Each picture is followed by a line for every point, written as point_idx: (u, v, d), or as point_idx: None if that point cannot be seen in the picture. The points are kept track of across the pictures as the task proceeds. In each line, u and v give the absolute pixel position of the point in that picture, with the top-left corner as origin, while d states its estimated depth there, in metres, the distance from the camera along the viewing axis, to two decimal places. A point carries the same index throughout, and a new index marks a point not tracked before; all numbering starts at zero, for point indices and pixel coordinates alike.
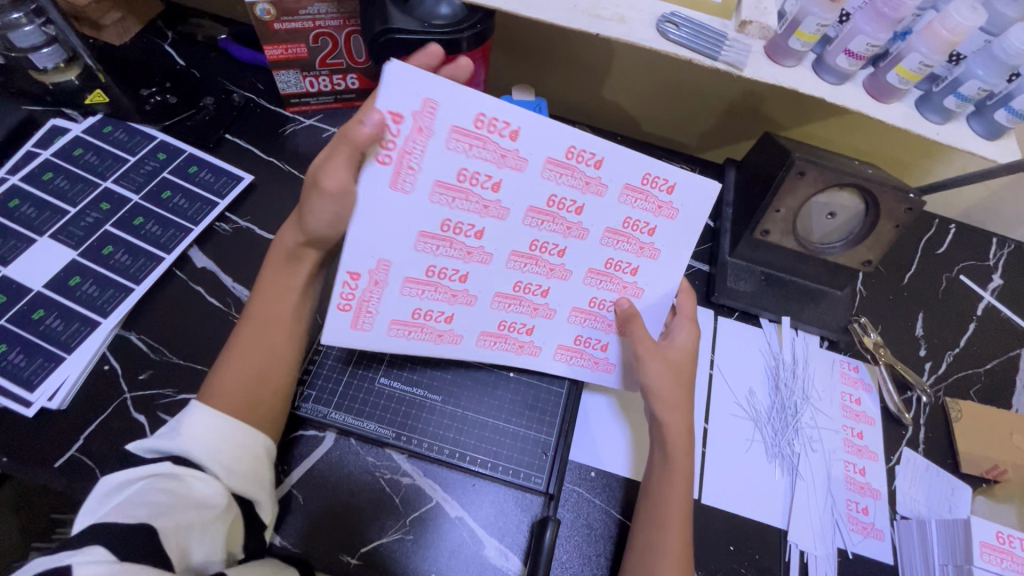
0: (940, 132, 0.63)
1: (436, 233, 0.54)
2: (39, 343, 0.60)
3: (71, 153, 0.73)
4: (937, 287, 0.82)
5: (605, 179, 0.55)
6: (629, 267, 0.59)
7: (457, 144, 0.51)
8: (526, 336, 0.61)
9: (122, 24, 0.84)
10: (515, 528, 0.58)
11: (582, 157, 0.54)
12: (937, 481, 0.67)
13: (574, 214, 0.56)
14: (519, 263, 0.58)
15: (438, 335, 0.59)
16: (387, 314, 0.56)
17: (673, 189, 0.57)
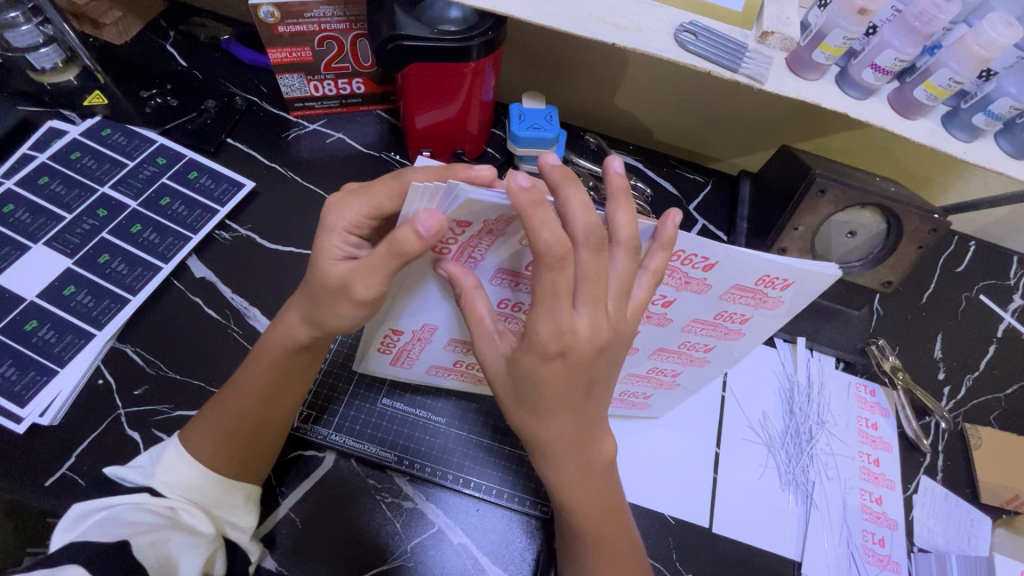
0: (967, 150, 0.61)
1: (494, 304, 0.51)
2: (32, 356, 0.59)
3: (68, 157, 0.71)
4: (956, 307, 0.80)
5: (710, 280, 0.50)
6: (703, 347, 0.57)
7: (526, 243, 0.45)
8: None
9: (123, 23, 0.81)
10: (519, 556, 0.56)
11: (690, 261, 0.48)
12: (956, 512, 0.65)
13: (660, 305, 0.53)
14: None
15: (476, 377, 0.60)
16: (428, 361, 0.58)
17: (789, 287, 0.49)
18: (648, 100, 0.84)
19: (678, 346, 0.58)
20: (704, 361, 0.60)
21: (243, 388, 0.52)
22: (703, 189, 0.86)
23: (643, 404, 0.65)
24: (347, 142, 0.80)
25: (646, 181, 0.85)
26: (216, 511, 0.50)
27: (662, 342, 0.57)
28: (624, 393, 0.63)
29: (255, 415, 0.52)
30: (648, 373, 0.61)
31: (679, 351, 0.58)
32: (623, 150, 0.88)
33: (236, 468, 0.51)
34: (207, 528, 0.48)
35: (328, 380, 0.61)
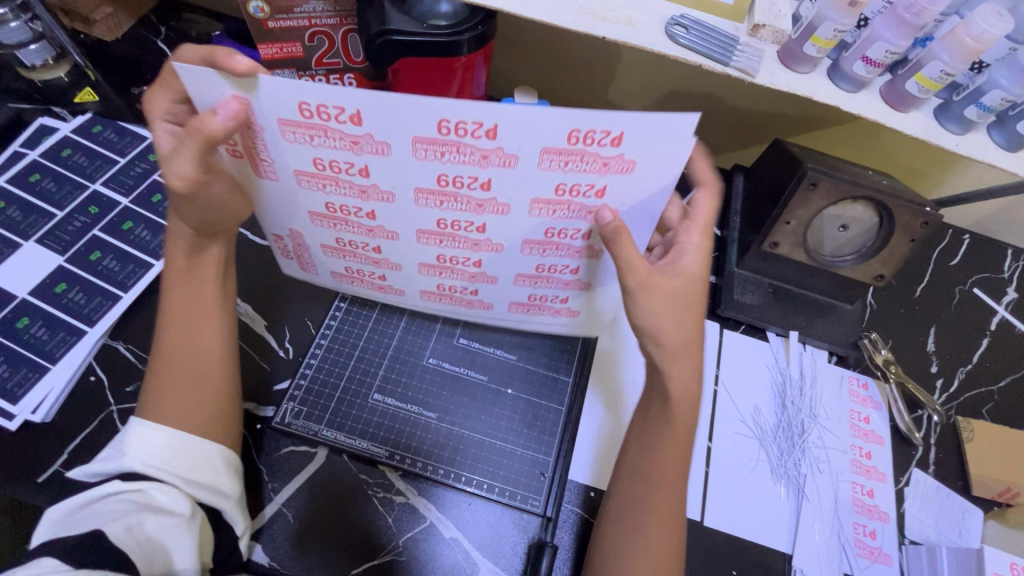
0: (959, 143, 0.61)
1: (312, 170, 0.47)
2: (24, 353, 0.59)
3: (59, 154, 0.70)
4: (949, 300, 0.80)
5: (506, 147, 0.42)
6: (565, 269, 0.55)
7: (427, 153, 0.44)
8: (368, 220, 0.52)
9: (113, 19, 0.81)
10: (511, 550, 0.56)
11: (575, 190, 0.45)
12: (948, 504, 0.65)
13: (480, 190, 0.46)
14: (430, 237, 0.53)
15: (379, 288, 0.63)
16: (317, 240, 0.57)
17: (625, 141, 0.41)
18: (641, 94, 0.84)
19: (537, 271, 0.55)
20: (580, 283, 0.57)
21: (182, 338, 0.53)
22: None
23: (567, 310, 0.61)
24: None
25: None
26: (194, 476, 0.48)
27: (417, 221, 0.51)
28: (528, 303, 0.61)
29: (197, 361, 0.52)
30: (529, 301, 0.60)
31: (543, 278, 0.56)
32: None
33: (199, 425, 0.50)
34: (183, 506, 0.46)
35: (319, 376, 0.61)
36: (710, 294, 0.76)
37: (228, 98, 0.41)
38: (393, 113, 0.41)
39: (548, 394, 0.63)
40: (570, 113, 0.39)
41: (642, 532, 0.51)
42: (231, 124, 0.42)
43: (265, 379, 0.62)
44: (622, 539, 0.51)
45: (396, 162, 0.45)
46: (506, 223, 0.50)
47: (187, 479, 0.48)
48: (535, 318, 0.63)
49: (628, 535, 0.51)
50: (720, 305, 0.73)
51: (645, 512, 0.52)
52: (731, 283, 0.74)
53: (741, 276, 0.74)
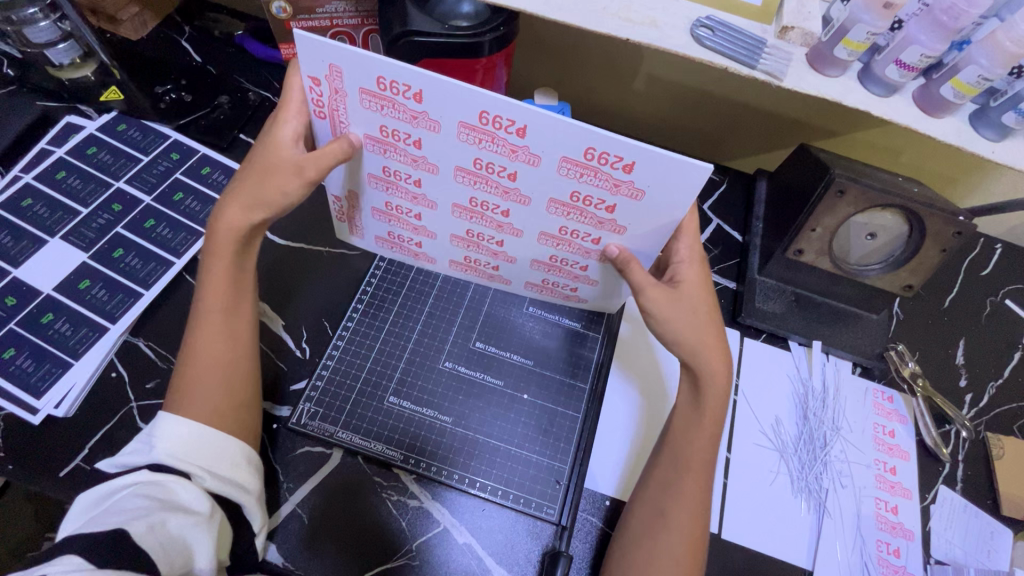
0: (995, 150, 0.59)
1: (380, 137, 0.51)
2: (48, 348, 0.60)
3: (85, 152, 0.71)
4: (980, 312, 0.77)
5: (533, 148, 0.47)
6: (587, 237, 0.54)
7: (467, 138, 0.48)
8: (415, 187, 0.56)
9: (139, 18, 0.82)
10: (524, 558, 0.55)
11: (603, 159, 0.46)
12: (976, 524, 0.63)
13: (507, 180, 0.51)
14: (462, 215, 0.57)
15: (414, 255, 0.66)
16: (368, 204, 0.60)
17: (634, 170, 0.46)
18: (662, 96, 0.82)
19: (560, 233, 0.55)
20: (600, 256, 0.57)
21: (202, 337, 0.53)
22: (718, 187, 0.84)
23: (576, 297, 0.64)
24: None
25: None
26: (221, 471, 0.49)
27: (453, 196, 0.55)
28: (547, 282, 0.63)
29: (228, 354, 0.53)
30: (545, 282, 0.63)
31: (566, 240, 0.56)
32: None
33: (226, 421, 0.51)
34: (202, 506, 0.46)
35: (336, 377, 0.61)
36: (730, 301, 0.74)
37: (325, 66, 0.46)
38: (452, 100, 0.45)
39: (563, 400, 0.62)
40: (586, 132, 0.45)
41: (675, 524, 0.52)
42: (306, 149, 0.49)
43: (281, 379, 0.62)
44: (648, 521, 0.52)
45: (444, 140, 0.49)
46: (529, 210, 0.53)
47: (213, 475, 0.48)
48: (550, 298, 0.66)
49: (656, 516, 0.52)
50: (741, 312, 0.72)
51: (677, 497, 0.53)
52: (752, 291, 0.73)
53: (763, 283, 0.73)
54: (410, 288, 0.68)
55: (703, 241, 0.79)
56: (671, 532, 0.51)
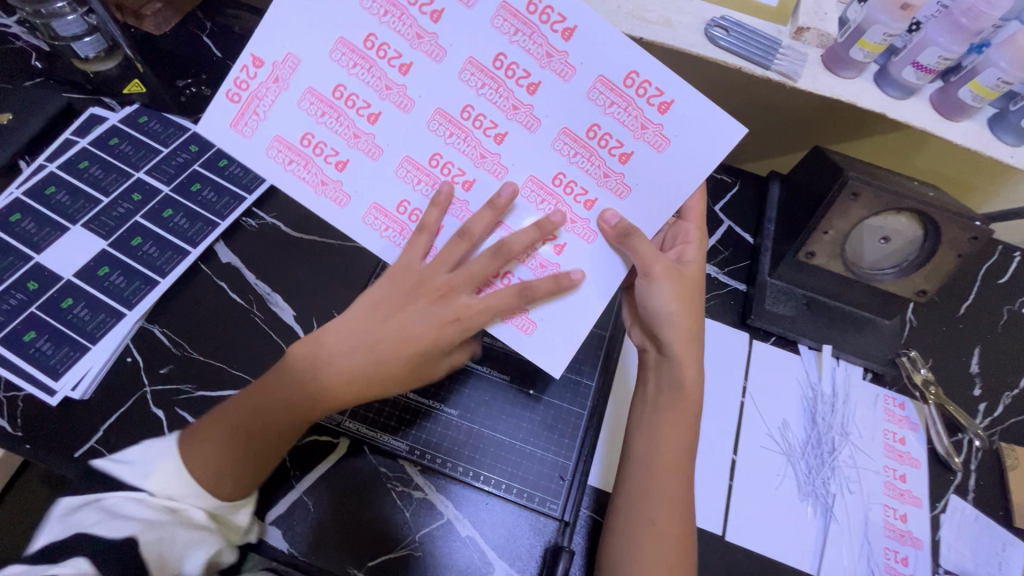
0: (1014, 154, 0.58)
1: (388, 4, 0.48)
2: (67, 332, 0.61)
3: (108, 142, 0.73)
4: (996, 320, 0.76)
5: (572, 56, 0.48)
6: (548, 234, 0.52)
7: (501, 25, 0.48)
8: (396, 72, 0.49)
9: (163, 14, 0.84)
10: (527, 553, 0.56)
11: (603, 139, 0.50)
12: (987, 535, 0.62)
13: (490, 139, 0.51)
14: (441, 127, 0.50)
15: (319, 182, 0.51)
16: (301, 79, 0.49)
17: (668, 109, 0.49)
18: None
19: (518, 224, 0.52)
20: (557, 270, 0.53)
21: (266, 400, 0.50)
22: (729, 189, 0.83)
23: (525, 316, 0.53)
24: None
25: None
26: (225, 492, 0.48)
27: (409, 147, 0.51)
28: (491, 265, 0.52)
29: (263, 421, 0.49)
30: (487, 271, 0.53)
31: (532, 216, 0.52)
32: None
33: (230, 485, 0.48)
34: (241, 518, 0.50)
35: None
36: (740, 302, 0.74)
37: None
38: None
39: (569, 396, 0.63)
40: (635, 54, 0.47)
41: (666, 530, 0.51)
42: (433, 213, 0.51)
43: None
44: (629, 522, 0.52)
45: (472, 20, 0.48)
46: (509, 175, 0.51)
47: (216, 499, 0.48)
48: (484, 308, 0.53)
49: (642, 525, 0.51)
50: (751, 314, 0.71)
51: (661, 501, 0.52)
52: (763, 293, 0.72)
53: (773, 285, 0.72)
54: None
55: (713, 243, 0.78)
56: (664, 540, 0.50)
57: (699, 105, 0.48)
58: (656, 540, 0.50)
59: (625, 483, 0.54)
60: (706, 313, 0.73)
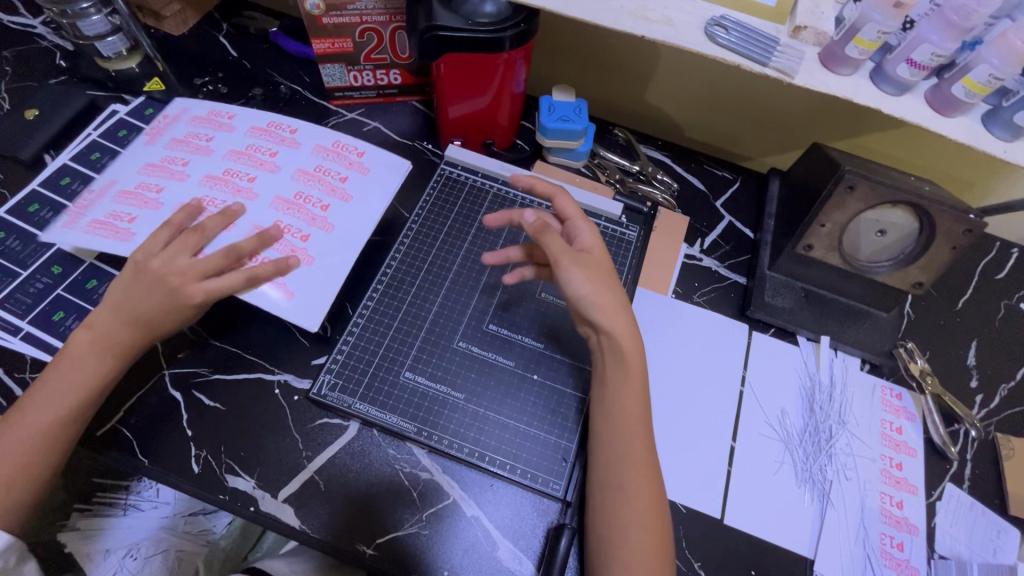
0: (1007, 149, 0.59)
1: (310, 171, 0.69)
2: (92, 312, 0.64)
3: (116, 134, 0.76)
4: (993, 314, 0.77)
5: (358, 144, 0.72)
6: (298, 231, 0.64)
7: (252, 134, 0.70)
8: (246, 183, 0.66)
9: (181, 15, 0.87)
10: (530, 532, 0.58)
11: (327, 172, 0.69)
12: (982, 522, 0.63)
13: (319, 210, 0.66)
14: (212, 183, 0.66)
15: (123, 233, 0.62)
16: (203, 172, 0.67)
17: (364, 155, 0.71)
18: (678, 94, 0.84)
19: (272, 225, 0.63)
20: (307, 254, 0.63)
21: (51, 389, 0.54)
22: (731, 185, 0.85)
23: (283, 280, 0.61)
24: (383, 131, 0.83)
25: (672, 176, 0.85)
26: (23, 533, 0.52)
27: (278, 191, 0.66)
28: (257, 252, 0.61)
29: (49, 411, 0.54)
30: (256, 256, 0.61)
31: (297, 205, 0.66)
32: (651, 145, 0.88)
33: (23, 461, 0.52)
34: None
35: (355, 352, 0.64)
36: (740, 295, 0.76)
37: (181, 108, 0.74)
38: (381, 155, 0.72)
39: (572, 381, 0.64)
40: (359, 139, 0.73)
41: (633, 498, 0.53)
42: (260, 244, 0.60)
43: (303, 354, 0.65)
44: (605, 494, 0.54)
45: (368, 174, 0.70)
46: (329, 238, 0.64)
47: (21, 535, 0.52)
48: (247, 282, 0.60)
49: (613, 495, 0.54)
50: (750, 306, 0.73)
51: (629, 471, 0.54)
52: (762, 286, 0.74)
53: (772, 278, 0.74)
54: (427, 271, 0.71)
55: (715, 237, 0.80)
56: (633, 505, 0.53)
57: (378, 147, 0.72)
58: (628, 504, 0.53)
59: (598, 459, 0.56)
60: (707, 305, 0.75)
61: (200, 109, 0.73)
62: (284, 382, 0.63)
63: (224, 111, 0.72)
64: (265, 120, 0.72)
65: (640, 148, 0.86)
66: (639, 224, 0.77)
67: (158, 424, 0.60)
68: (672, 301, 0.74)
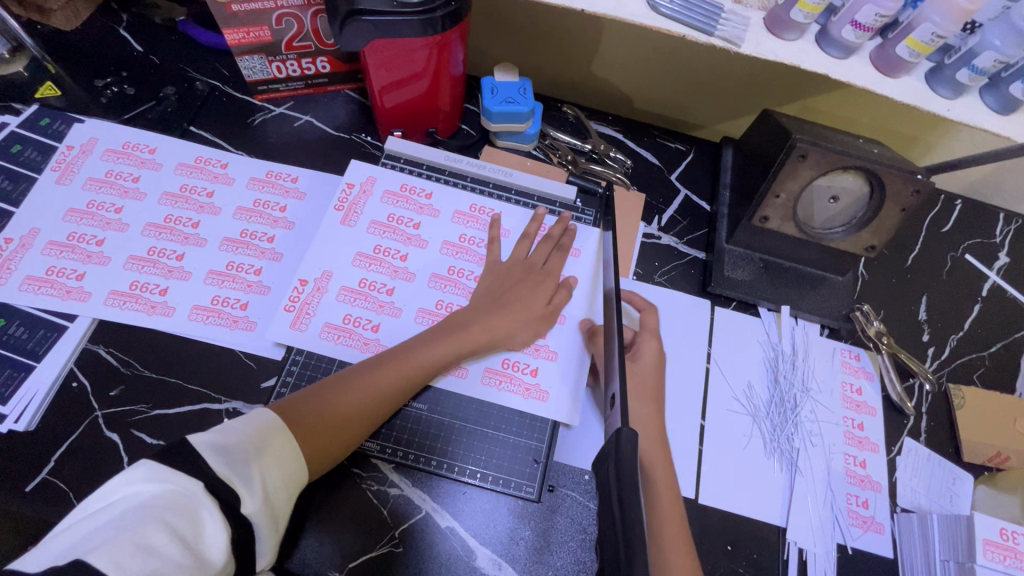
0: (951, 108, 0.60)
1: (250, 207, 0.69)
2: (6, 355, 0.58)
3: (9, 150, 0.68)
4: (942, 268, 0.79)
5: (293, 173, 0.72)
6: (250, 268, 0.65)
7: (182, 172, 0.70)
8: (253, 276, 0.65)
9: (70, 7, 0.77)
10: (508, 536, 0.57)
11: (266, 206, 0.69)
12: (939, 471, 0.66)
13: (531, 377, 0.62)
14: (154, 232, 0.65)
15: (66, 292, 0.61)
16: (323, 318, 0.62)
17: (297, 180, 0.72)
18: (626, 67, 0.81)
19: (226, 268, 0.65)
20: (265, 289, 0.64)
21: (385, 378, 0.56)
22: (684, 158, 0.83)
23: (245, 321, 0.63)
24: (316, 125, 0.77)
25: (625, 153, 0.82)
26: (271, 481, 0.45)
27: (421, 302, 0.65)
28: (216, 300, 0.63)
29: (363, 404, 0.54)
30: (212, 304, 0.63)
31: (245, 242, 0.67)
32: (601, 121, 0.85)
33: (319, 442, 0.51)
34: (218, 557, 0.39)
35: (306, 373, 0.60)
36: (700, 270, 0.75)
37: (86, 139, 0.70)
38: (320, 186, 0.72)
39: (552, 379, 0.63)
40: (305, 171, 0.73)
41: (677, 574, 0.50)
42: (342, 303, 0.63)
43: (251, 377, 0.61)
44: None
45: (307, 201, 0.71)
46: (557, 368, 0.63)
47: (267, 496, 0.45)
48: (215, 328, 0.62)
49: None
50: (711, 281, 0.72)
51: None
52: (721, 260, 0.73)
53: (731, 251, 0.73)
54: None
55: (672, 213, 0.79)
56: None
57: (310, 172, 0.73)
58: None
59: None
60: (668, 284, 0.74)
61: (115, 141, 0.71)
62: (233, 410, 0.59)
63: (143, 144, 0.71)
64: (193, 156, 0.71)
65: (590, 125, 0.83)
66: (594, 207, 0.74)
67: (95, 471, 0.54)
68: (634, 283, 0.73)
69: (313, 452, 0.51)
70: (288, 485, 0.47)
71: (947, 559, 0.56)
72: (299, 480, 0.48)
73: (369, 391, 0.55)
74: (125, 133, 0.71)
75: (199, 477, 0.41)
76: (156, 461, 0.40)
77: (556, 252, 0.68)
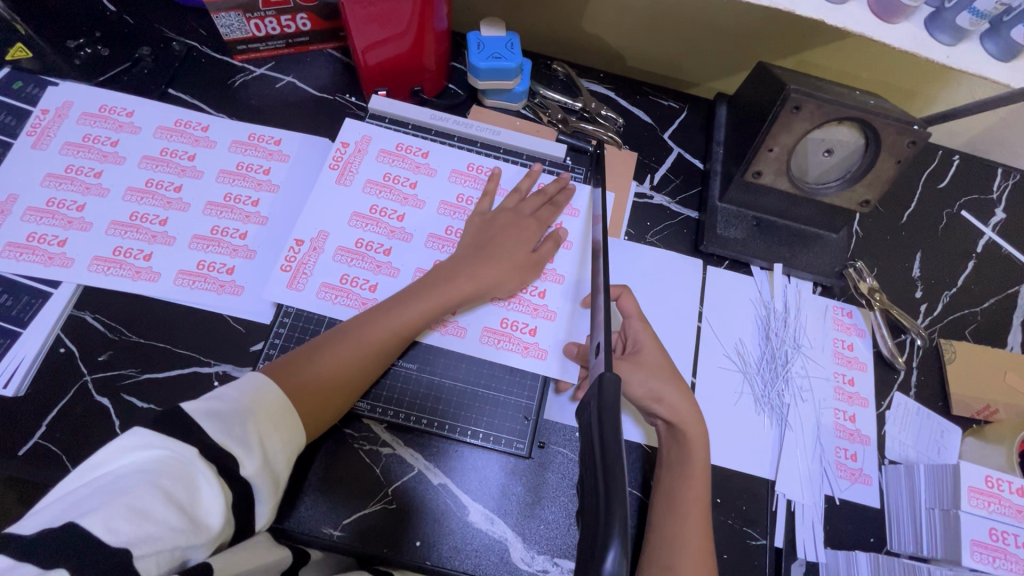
0: (949, 55, 0.58)
1: (233, 170, 0.67)
2: None
3: None
4: (937, 224, 0.78)
5: (275, 136, 0.70)
6: (236, 232, 0.64)
7: (161, 135, 0.68)
8: (238, 240, 0.64)
9: None
10: (500, 492, 0.57)
11: (250, 168, 0.68)
12: (928, 424, 0.66)
13: (530, 335, 0.62)
14: (136, 197, 0.64)
15: (49, 258, 0.60)
16: (321, 278, 0.62)
17: (281, 143, 0.70)
18: (617, 21, 0.78)
19: (210, 233, 0.64)
20: (251, 252, 0.64)
21: (372, 333, 0.55)
22: (677, 115, 0.81)
23: (232, 285, 0.62)
24: (299, 86, 0.75)
25: (617, 111, 0.80)
26: (268, 442, 0.45)
27: (418, 263, 0.64)
28: (202, 265, 0.62)
29: (353, 360, 0.54)
30: (198, 269, 0.62)
31: (230, 206, 0.65)
32: (592, 78, 0.82)
33: (312, 400, 0.51)
34: (214, 521, 0.38)
35: (295, 334, 0.60)
36: (693, 230, 0.74)
37: (62, 103, 0.68)
38: (306, 150, 0.70)
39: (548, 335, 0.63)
40: (291, 134, 0.71)
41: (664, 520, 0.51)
42: (336, 264, 0.63)
43: (239, 341, 0.60)
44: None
45: (292, 164, 0.69)
46: (555, 327, 0.62)
47: (265, 457, 0.45)
48: (202, 293, 0.61)
49: None
50: (703, 241, 0.71)
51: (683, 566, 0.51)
52: (714, 219, 0.72)
53: (724, 210, 0.72)
54: None
55: (664, 172, 0.77)
56: None
57: (296, 135, 0.71)
58: None
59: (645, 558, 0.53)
60: (660, 244, 0.73)
61: (91, 105, 0.69)
62: (223, 373, 0.59)
63: (120, 107, 0.69)
64: (172, 118, 0.69)
65: (580, 82, 0.81)
66: (585, 165, 0.73)
67: (88, 434, 0.55)
68: (624, 244, 0.72)
69: (308, 410, 0.51)
70: (287, 444, 0.47)
71: (932, 506, 0.57)
72: (298, 441, 0.49)
73: (358, 347, 0.54)
74: (101, 96, 0.69)
75: (190, 440, 0.40)
76: (150, 429, 0.40)
77: (548, 206, 0.67)
